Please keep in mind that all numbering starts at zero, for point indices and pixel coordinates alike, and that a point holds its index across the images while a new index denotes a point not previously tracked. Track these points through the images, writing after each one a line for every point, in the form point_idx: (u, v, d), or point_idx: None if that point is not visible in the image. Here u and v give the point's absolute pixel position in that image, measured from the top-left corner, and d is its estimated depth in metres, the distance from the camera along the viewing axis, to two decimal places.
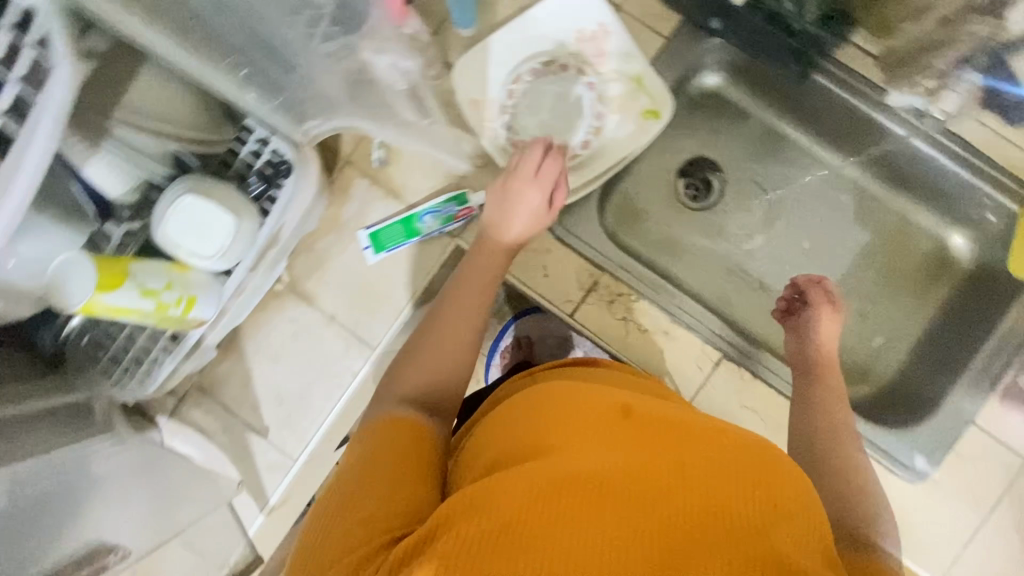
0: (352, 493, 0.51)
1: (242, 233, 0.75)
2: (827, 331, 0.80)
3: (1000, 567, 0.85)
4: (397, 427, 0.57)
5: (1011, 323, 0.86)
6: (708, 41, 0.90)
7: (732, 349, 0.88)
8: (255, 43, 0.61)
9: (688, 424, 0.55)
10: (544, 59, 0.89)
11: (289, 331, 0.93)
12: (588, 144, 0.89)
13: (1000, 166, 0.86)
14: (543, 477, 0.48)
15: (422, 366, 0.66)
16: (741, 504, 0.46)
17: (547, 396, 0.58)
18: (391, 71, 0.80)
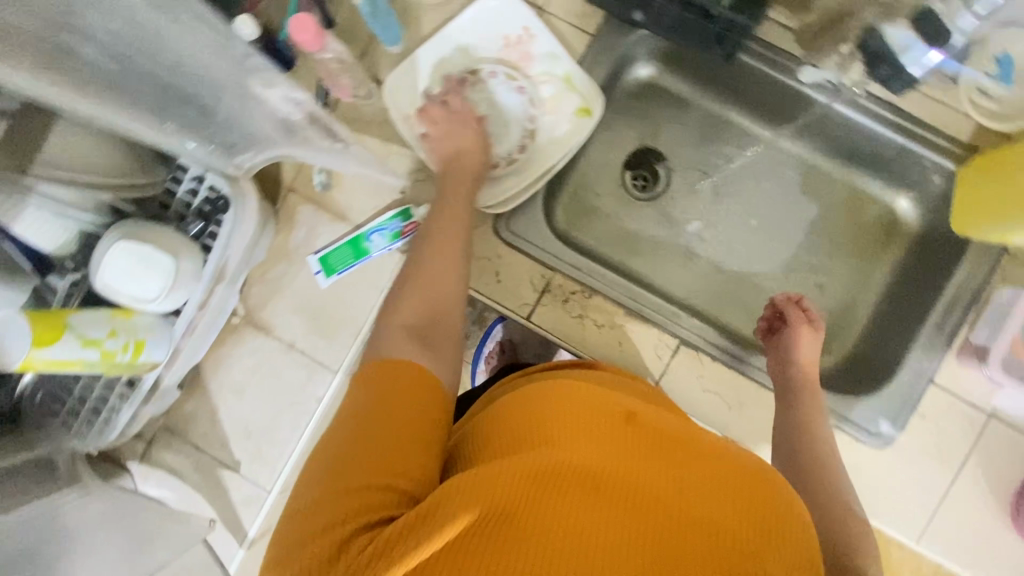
0: (347, 457, 0.52)
1: (182, 274, 0.76)
2: (805, 346, 0.84)
3: (974, 522, 0.86)
4: (389, 368, 0.59)
5: (960, 280, 0.86)
6: (633, 34, 0.91)
7: (722, 354, 0.89)
8: (167, 91, 0.63)
9: (686, 437, 0.56)
10: (472, 67, 0.90)
11: (251, 364, 0.93)
12: (525, 148, 0.91)
13: (931, 126, 0.87)
14: (543, 477, 0.48)
15: (414, 299, 0.69)
16: (734, 523, 0.48)
17: (546, 391, 0.58)
18: (285, 103, 0.71)
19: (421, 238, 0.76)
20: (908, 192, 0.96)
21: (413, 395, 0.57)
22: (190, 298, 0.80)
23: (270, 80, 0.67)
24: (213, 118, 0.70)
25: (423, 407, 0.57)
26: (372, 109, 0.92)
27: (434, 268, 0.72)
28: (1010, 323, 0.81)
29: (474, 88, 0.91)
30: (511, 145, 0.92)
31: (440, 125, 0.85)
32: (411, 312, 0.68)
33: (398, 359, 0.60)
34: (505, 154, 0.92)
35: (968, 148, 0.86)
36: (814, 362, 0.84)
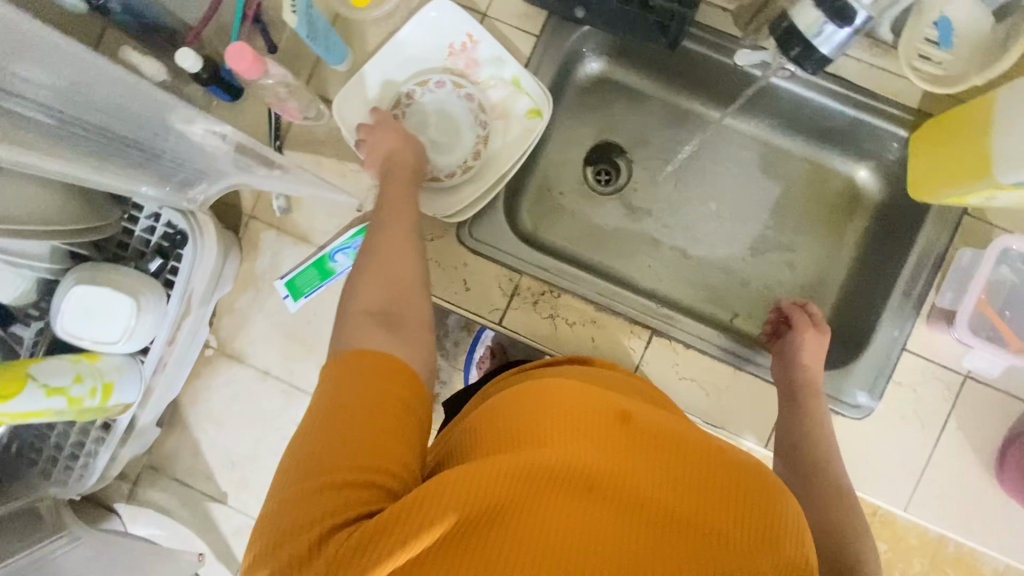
0: (320, 452, 0.50)
1: (145, 312, 0.77)
2: (809, 349, 0.85)
3: (959, 485, 0.86)
4: (358, 359, 0.56)
5: (924, 245, 0.86)
6: (577, 31, 0.91)
7: (727, 354, 0.90)
8: (107, 138, 0.64)
9: (688, 433, 0.54)
10: (419, 78, 0.90)
11: (228, 394, 0.93)
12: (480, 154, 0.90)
13: (882, 96, 0.87)
14: (533, 479, 0.47)
15: (375, 287, 0.66)
16: (723, 523, 0.48)
17: (539, 387, 0.56)
18: (209, 137, 0.69)
19: (384, 225, 0.73)
20: (867, 161, 0.96)
21: (390, 384, 0.54)
22: (156, 334, 0.81)
23: (189, 116, 0.65)
24: (159, 158, 0.72)
25: (401, 397, 0.54)
26: (325, 130, 0.92)
27: (390, 253, 0.70)
28: (974, 284, 0.81)
29: (423, 99, 0.90)
30: (466, 152, 0.90)
31: (378, 132, 0.83)
32: (373, 298, 0.65)
33: (367, 348, 0.57)
34: (461, 162, 0.90)
35: (918, 113, 0.86)
36: (819, 368, 0.84)
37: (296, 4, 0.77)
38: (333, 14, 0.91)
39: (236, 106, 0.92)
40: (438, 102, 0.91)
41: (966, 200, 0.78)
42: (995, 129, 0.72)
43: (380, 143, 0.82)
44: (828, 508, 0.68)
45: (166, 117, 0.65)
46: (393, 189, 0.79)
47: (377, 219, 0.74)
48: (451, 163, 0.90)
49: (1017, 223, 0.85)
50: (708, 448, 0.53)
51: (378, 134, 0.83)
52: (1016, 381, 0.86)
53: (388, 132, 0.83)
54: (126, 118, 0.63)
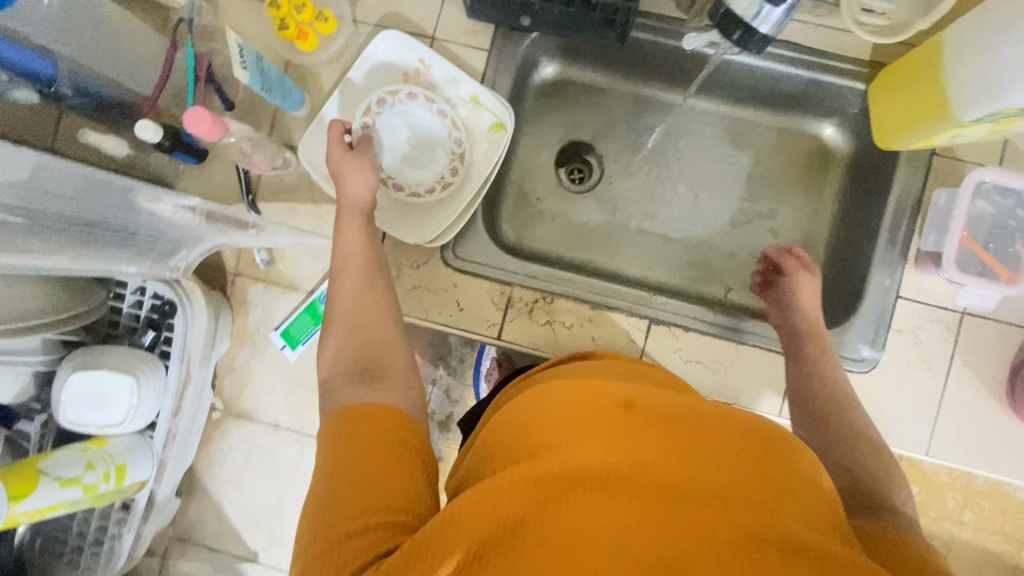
0: (336, 502, 0.50)
1: (145, 389, 0.76)
2: (805, 294, 0.85)
3: (976, 419, 0.87)
4: (353, 414, 0.55)
5: (900, 190, 0.87)
6: (526, 39, 0.92)
7: (718, 327, 0.90)
8: (78, 224, 0.66)
9: (693, 411, 0.55)
10: (389, 87, 0.88)
11: (243, 452, 0.93)
12: (459, 171, 0.89)
13: (833, 54, 0.88)
14: (551, 485, 0.47)
15: (347, 344, 0.66)
16: (741, 487, 0.48)
17: (539, 396, 0.57)
18: (178, 211, 0.76)
19: (348, 270, 0.73)
20: (831, 118, 0.97)
21: (393, 423, 0.55)
22: (160, 408, 0.81)
23: (153, 192, 0.73)
24: (134, 236, 0.74)
25: (405, 435, 0.54)
26: (295, 176, 0.92)
27: (362, 298, 0.70)
28: (954, 222, 0.82)
29: (393, 109, 0.89)
30: (445, 168, 0.90)
31: (341, 162, 0.79)
32: (350, 355, 0.65)
33: (358, 402, 0.57)
34: (440, 177, 0.89)
35: (871, 65, 0.88)
36: (817, 307, 0.84)
37: (245, 60, 0.77)
38: (285, 63, 0.91)
39: (203, 168, 0.92)
40: (405, 118, 0.89)
41: (934, 142, 0.78)
42: (944, 67, 0.72)
43: (341, 171, 0.79)
44: (853, 453, 0.70)
45: (135, 198, 0.71)
46: (347, 224, 0.77)
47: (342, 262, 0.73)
48: (429, 178, 0.90)
49: (985, 156, 0.86)
50: (714, 423, 0.54)
51: (338, 158, 0.79)
52: (1012, 309, 0.87)
53: (348, 163, 0.78)
54: (97, 200, 0.67)
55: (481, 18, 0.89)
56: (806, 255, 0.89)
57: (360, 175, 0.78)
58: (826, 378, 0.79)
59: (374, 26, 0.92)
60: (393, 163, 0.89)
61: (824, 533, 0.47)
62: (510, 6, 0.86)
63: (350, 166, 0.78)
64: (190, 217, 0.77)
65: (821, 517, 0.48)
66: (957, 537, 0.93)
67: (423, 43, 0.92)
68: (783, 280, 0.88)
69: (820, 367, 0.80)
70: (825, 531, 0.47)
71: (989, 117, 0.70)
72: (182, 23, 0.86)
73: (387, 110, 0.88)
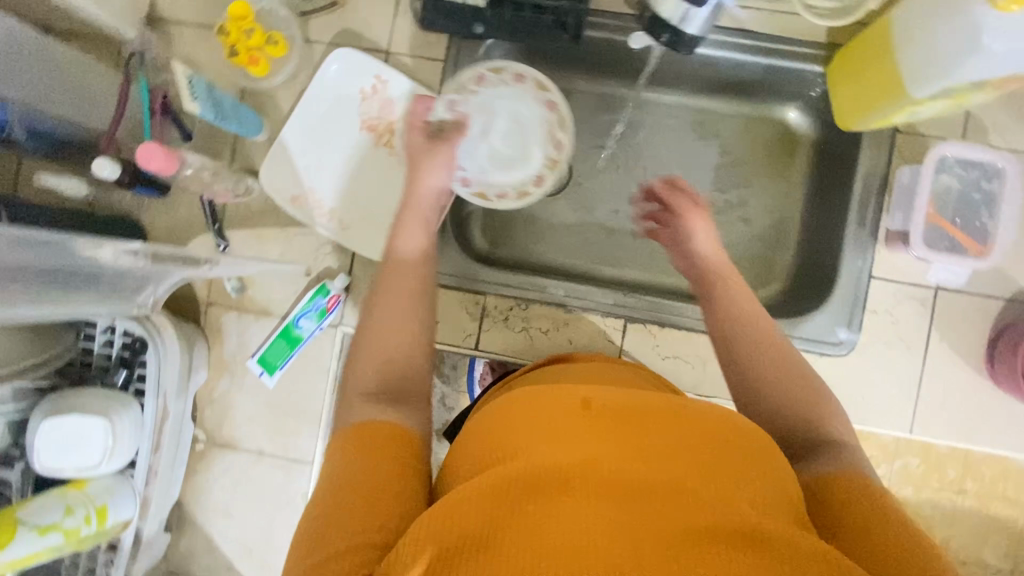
0: (322, 532, 0.49)
1: (121, 429, 0.76)
2: (696, 228, 0.82)
3: (958, 393, 0.87)
4: (361, 435, 0.55)
5: (866, 170, 0.87)
6: (481, 46, 0.90)
7: (641, 306, 0.89)
8: (37, 271, 0.63)
9: (653, 405, 0.55)
10: (495, 66, 0.87)
11: (229, 482, 0.93)
12: (542, 183, 0.90)
13: (789, 38, 0.89)
14: (510, 490, 0.47)
15: (376, 360, 0.64)
16: (703, 478, 0.49)
17: (505, 405, 0.57)
18: (121, 257, 0.72)
19: (386, 280, 0.71)
20: (794, 101, 0.96)
21: (385, 444, 0.55)
22: (139, 445, 0.81)
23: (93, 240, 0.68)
24: (99, 277, 0.72)
25: (400, 454, 0.55)
26: (259, 201, 0.92)
27: (393, 313, 0.67)
28: (919, 200, 0.82)
29: (495, 90, 0.88)
30: (528, 176, 0.90)
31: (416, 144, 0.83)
32: (371, 366, 0.63)
33: (372, 420, 0.57)
34: (516, 185, 0.90)
35: (827, 47, 0.88)
36: (713, 241, 0.81)
37: (196, 92, 0.78)
38: (240, 89, 0.91)
39: (167, 201, 0.92)
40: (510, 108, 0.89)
41: (894, 119, 0.77)
42: (896, 47, 0.71)
43: (415, 156, 0.82)
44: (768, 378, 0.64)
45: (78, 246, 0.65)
46: (413, 221, 0.77)
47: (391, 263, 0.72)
48: (508, 182, 0.90)
49: (947, 130, 0.87)
50: (674, 416, 0.54)
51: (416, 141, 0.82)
52: (986, 280, 0.86)
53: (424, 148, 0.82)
54: (52, 253, 0.63)
55: (434, 29, 0.88)
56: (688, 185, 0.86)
57: (438, 166, 0.81)
58: (743, 324, 0.69)
59: (328, 44, 0.91)
60: (478, 155, 0.89)
61: (779, 517, 0.47)
62: (461, 14, 0.87)
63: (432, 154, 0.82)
64: (134, 261, 0.74)
65: (781, 502, 0.49)
66: (959, 507, 0.87)
67: (378, 58, 0.92)
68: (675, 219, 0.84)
69: (734, 313, 0.70)
70: (785, 515, 0.48)
71: (942, 92, 0.69)
72: (136, 57, 0.87)
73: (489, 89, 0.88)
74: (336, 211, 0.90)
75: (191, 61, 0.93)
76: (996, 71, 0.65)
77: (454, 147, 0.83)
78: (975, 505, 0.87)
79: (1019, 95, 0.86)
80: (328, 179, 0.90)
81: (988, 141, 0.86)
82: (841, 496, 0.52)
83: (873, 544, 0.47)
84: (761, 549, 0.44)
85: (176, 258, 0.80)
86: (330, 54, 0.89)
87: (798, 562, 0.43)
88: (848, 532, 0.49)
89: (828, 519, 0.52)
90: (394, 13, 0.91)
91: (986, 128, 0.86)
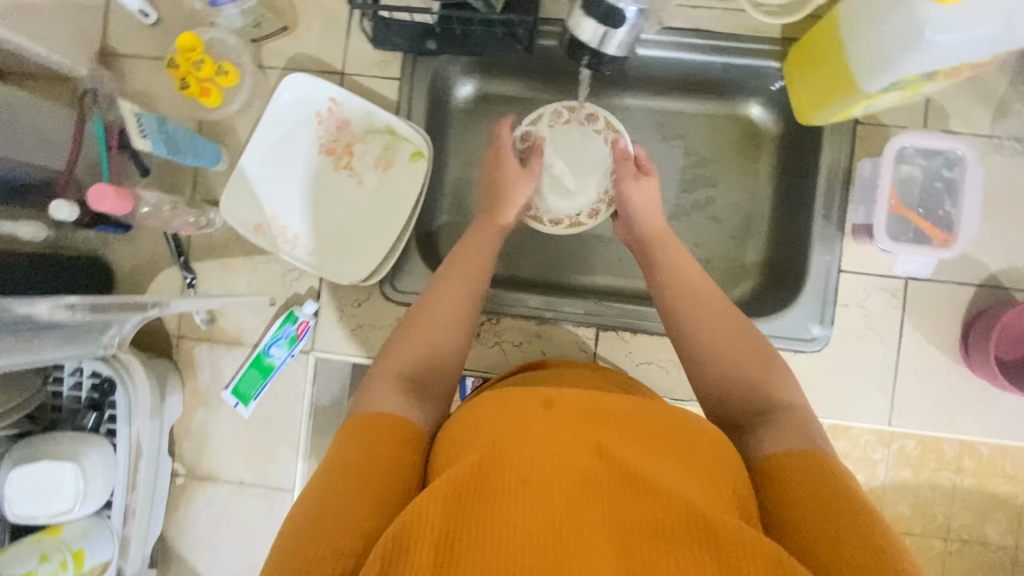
0: (302, 534, 0.49)
1: (92, 472, 0.76)
2: (641, 190, 0.85)
3: (936, 381, 0.86)
4: (366, 430, 0.58)
5: (828, 163, 0.86)
6: (436, 62, 0.90)
7: (606, 317, 0.89)
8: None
9: (611, 406, 0.57)
10: (569, 105, 0.93)
11: (211, 514, 0.93)
12: (596, 214, 0.92)
13: (743, 34, 0.88)
14: (467, 493, 0.48)
15: (410, 350, 0.68)
16: (660, 470, 0.51)
17: (474, 407, 0.59)
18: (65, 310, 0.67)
19: (438, 282, 0.74)
20: (757, 97, 0.94)
21: (373, 446, 0.56)
22: (113, 486, 0.81)
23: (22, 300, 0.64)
24: (52, 327, 0.68)
25: (388, 455, 0.56)
26: (223, 232, 0.92)
27: (439, 316, 0.71)
28: (880, 192, 0.81)
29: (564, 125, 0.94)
30: (583, 209, 0.93)
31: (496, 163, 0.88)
32: (406, 360, 0.67)
33: (386, 413, 0.60)
34: (573, 216, 0.93)
35: (783, 42, 0.87)
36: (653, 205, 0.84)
37: (145, 127, 0.77)
38: (197, 121, 0.91)
39: (132, 237, 0.92)
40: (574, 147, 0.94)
41: (850, 112, 0.77)
42: (846, 40, 0.70)
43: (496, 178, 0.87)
44: (729, 353, 0.68)
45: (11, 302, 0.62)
46: (478, 240, 0.80)
47: (447, 271, 0.76)
48: (566, 210, 0.93)
49: (908, 119, 0.87)
50: (629, 417, 0.56)
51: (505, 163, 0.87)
52: (956, 268, 0.86)
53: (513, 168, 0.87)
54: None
55: (386, 47, 0.88)
56: (644, 157, 0.87)
57: (524, 189, 0.85)
58: (694, 303, 0.72)
59: (282, 69, 0.91)
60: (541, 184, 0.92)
61: (726, 511, 0.50)
62: (413, 31, 0.86)
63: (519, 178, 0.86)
64: (72, 315, 0.68)
65: (730, 493, 0.52)
66: (959, 486, 0.87)
67: (334, 80, 0.92)
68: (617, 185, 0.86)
69: (686, 293, 0.74)
70: (731, 504, 0.51)
71: (893, 85, 0.69)
72: (89, 94, 0.86)
73: (558, 124, 0.93)
74: (302, 238, 0.89)
75: (145, 95, 0.92)
76: (941, 62, 0.64)
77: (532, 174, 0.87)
78: (975, 484, 0.87)
79: (978, 79, 0.86)
80: (289, 207, 0.89)
81: (950, 127, 0.86)
82: (785, 478, 0.55)
83: (815, 533, 0.50)
84: (706, 541, 0.46)
85: (119, 303, 0.74)
86: (280, 82, 0.89)
87: (743, 548, 0.46)
88: (793, 526, 0.52)
89: (779, 514, 0.54)
90: (346, 33, 0.91)
91: (947, 114, 0.86)
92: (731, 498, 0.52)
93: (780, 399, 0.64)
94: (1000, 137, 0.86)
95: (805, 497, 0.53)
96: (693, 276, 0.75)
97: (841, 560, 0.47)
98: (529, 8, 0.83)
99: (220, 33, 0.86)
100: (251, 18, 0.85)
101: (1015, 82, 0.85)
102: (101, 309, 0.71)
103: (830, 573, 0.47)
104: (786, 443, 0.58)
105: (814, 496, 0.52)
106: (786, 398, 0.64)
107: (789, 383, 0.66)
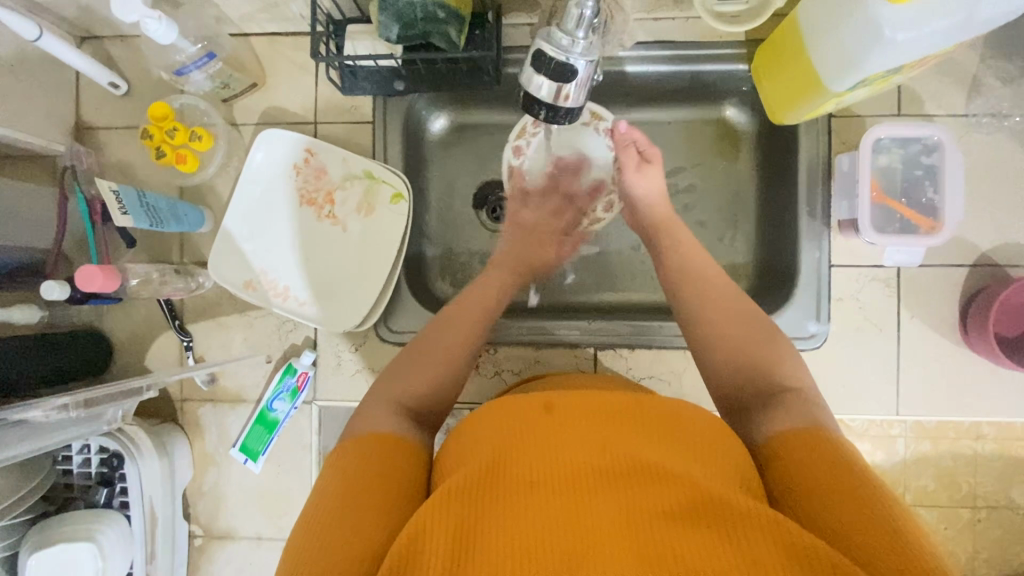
0: (313, 550, 0.48)
1: (110, 549, 0.77)
2: (647, 181, 0.84)
3: (941, 366, 0.86)
4: (372, 444, 0.58)
5: (807, 158, 0.86)
6: (406, 100, 0.90)
7: (601, 338, 0.89)
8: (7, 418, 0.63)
9: (613, 400, 0.57)
10: None
11: (233, 571, 0.93)
12: (609, 208, 0.96)
13: (705, 42, 0.88)
14: (476, 498, 0.49)
15: (407, 381, 0.67)
16: (662, 455, 0.51)
17: (478, 416, 0.59)
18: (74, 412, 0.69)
19: (451, 311, 0.75)
20: (730, 99, 0.94)
21: (378, 460, 0.56)
22: (133, 557, 0.82)
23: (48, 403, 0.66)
24: (60, 420, 0.68)
25: (389, 467, 0.56)
26: (214, 291, 0.93)
27: (437, 351, 0.70)
28: (862, 185, 0.81)
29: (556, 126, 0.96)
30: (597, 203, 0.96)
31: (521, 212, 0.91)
32: (406, 391, 0.66)
33: (378, 434, 0.60)
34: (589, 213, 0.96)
35: (748, 44, 0.87)
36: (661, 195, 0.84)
37: (125, 203, 0.78)
38: (178, 188, 0.92)
39: (125, 307, 0.93)
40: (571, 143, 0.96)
41: (822, 110, 0.78)
42: (809, 44, 0.70)
43: (525, 244, 0.89)
44: (736, 334, 0.67)
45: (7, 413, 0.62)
46: (484, 287, 0.79)
47: (449, 309, 0.75)
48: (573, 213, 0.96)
49: (882, 108, 0.87)
50: (628, 410, 0.56)
51: (539, 237, 0.90)
52: (948, 251, 0.86)
53: (549, 246, 0.91)
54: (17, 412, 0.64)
55: (355, 93, 0.88)
56: (646, 144, 0.86)
57: (546, 260, 0.90)
58: (693, 288, 0.73)
59: (256, 125, 0.93)
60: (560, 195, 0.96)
61: (732, 490, 0.50)
62: (378, 73, 0.87)
63: (542, 246, 0.90)
64: (66, 415, 0.69)
65: (731, 470, 0.52)
66: (980, 453, 0.87)
67: (307, 131, 0.93)
68: (625, 172, 0.85)
69: (688, 279, 0.74)
70: (735, 483, 0.51)
71: (859, 83, 0.69)
72: (69, 172, 0.87)
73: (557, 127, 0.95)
74: (293, 290, 0.89)
75: (124, 165, 0.93)
76: (904, 59, 0.64)
77: (548, 240, 0.91)
78: (995, 449, 0.87)
79: (949, 59, 0.86)
80: (274, 262, 0.89)
81: (925, 111, 0.86)
82: (790, 452, 0.55)
83: (824, 507, 0.49)
84: (714, 521, 0.46)
85: (109, 394, 0.76)
86: (255, 141, 0.89)
87: (751, 522, 0.46)
88: (800, 496, 0.52)
89: (784, 490, 0.53)
90: (315, 84, 0.93)
91: (921, 98, 0.86)
92: (735, 478, 0.52)
93: (784, 383, 0.63)
94: (977, 115, 0.85)
95: (808, 471, 0.52)
96: (690, 252, 0.77)
97: (853, 529, 0.47)
98: (492, 41, 0.83)
99: (190, 99, 0.89)
100: (218, 81, 0.86)
101: (987, 58, 0.85)
102: (98, 403, 0.74)
103: (838, 539, 0.47)
104: (788, 422, 0.58)
105: (820, 467, 0.52)
106: (792, 381, 0.63)
107: (793, 363, 0.65)
